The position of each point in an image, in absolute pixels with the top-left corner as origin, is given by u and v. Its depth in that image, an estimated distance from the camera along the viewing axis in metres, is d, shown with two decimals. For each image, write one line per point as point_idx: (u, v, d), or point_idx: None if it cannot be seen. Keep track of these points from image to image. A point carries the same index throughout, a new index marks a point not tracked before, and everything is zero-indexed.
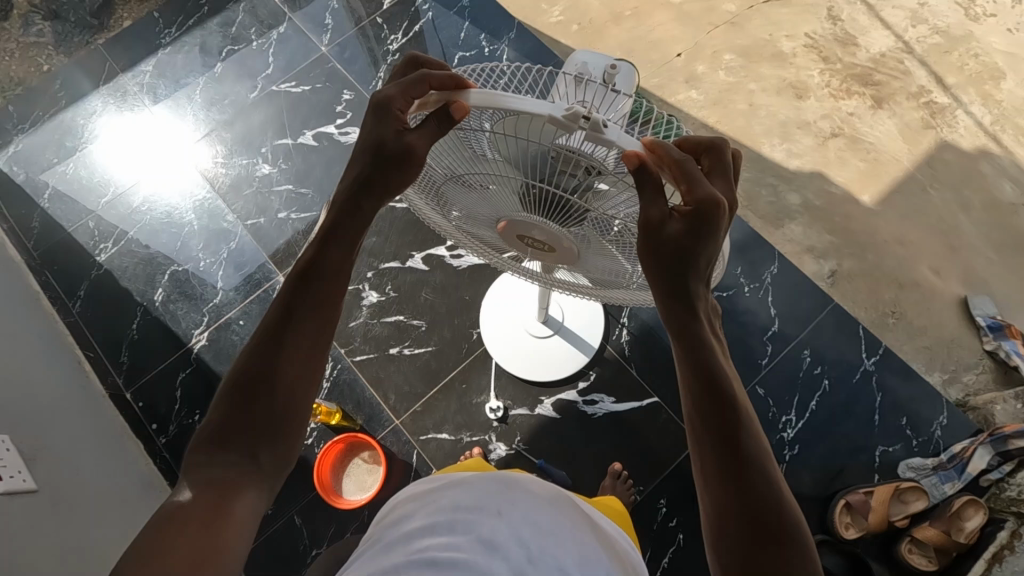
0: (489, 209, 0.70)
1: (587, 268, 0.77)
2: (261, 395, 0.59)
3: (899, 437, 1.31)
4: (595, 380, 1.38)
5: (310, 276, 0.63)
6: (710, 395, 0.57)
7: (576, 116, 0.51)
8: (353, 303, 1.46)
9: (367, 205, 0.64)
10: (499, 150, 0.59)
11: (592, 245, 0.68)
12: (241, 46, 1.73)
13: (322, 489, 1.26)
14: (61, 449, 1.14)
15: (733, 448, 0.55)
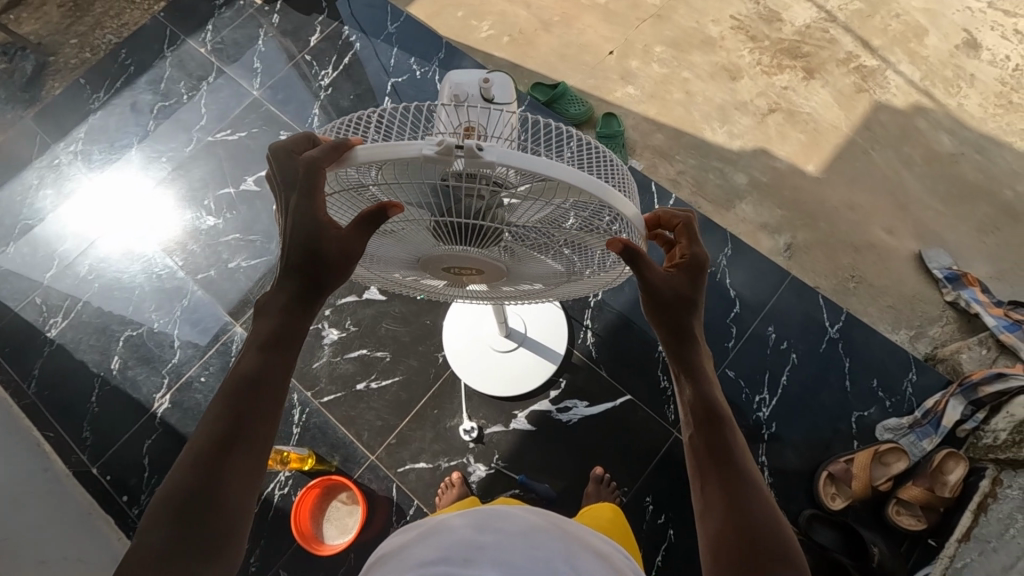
0: (402, 249, 0.66)
1: (522, 281, 0.73)
2: (202, 514, 0.52)
3: (873, 400, 1.31)
4: (566, 387, 1.36)
5: (255, 385, 0.58)
6: (710, 422, 0.66)
7: (449, 148, 0.47)
8: (315, 343, 1.44)
9: (305, 307, 0.61)
10: (394, 195, 0.55)
11: (522, 263, 0.65)
12: (172, 101, 1.72)
13: (302, 538, 1.22)
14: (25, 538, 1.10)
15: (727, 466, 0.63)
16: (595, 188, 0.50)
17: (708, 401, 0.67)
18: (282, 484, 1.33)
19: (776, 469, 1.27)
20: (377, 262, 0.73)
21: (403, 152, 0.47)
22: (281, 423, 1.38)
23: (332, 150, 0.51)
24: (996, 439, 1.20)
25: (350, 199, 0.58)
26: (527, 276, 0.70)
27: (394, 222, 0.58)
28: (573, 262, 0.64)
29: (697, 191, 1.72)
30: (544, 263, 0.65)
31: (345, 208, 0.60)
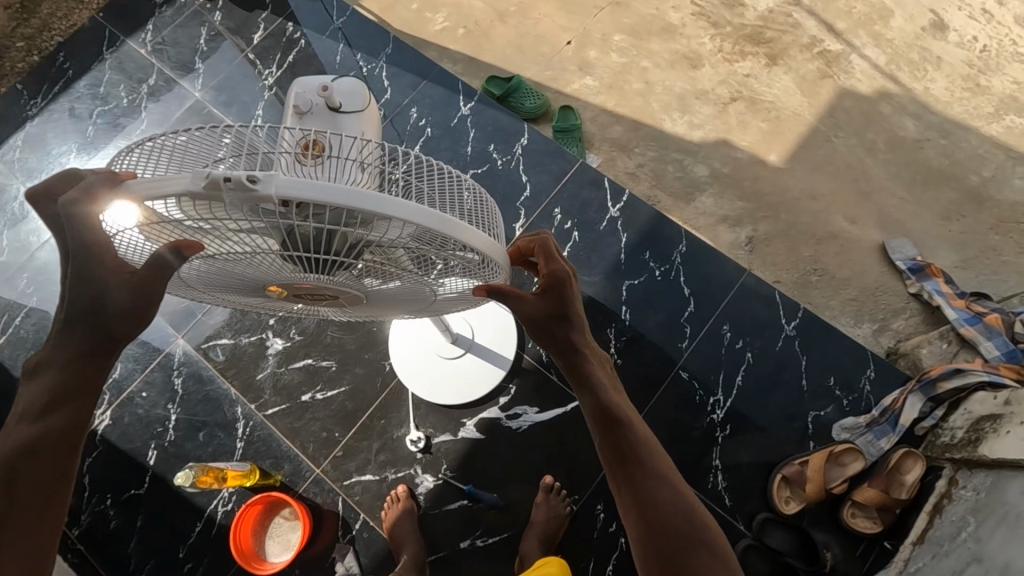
0: (250, 280, 0.60)
1: (393, 306, 0.69)
2: None
3: (830, 399, 1.27)
4: (516, 393, 1.32)
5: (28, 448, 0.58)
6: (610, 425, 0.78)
7: (220, 181, 0.42)
8: (259, 354, 1.39)
9: (92, 361, 0.60)
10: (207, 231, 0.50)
11: (378, 290, 0.61)
12: (112, 105, 1.66)
13: (242, 557, 1.19)
14: None
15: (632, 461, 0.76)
16: (417, 215, 0.46)
17: (604, 406, 0.79)
18: (225, 501, 1.29)
19: (730, 472, 1.23)
20: (238, 292, 0.68)
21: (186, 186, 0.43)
22: (226, 437, 1.34)
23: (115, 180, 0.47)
24: (954, 438, 1.16)
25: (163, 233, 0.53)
26: (392, 298, 0.65)
27: (224, 253, 0.54)
28: (432, 283, 0.60)
29: (655, 185, 1.67)
30: (402, 287, 0.61)
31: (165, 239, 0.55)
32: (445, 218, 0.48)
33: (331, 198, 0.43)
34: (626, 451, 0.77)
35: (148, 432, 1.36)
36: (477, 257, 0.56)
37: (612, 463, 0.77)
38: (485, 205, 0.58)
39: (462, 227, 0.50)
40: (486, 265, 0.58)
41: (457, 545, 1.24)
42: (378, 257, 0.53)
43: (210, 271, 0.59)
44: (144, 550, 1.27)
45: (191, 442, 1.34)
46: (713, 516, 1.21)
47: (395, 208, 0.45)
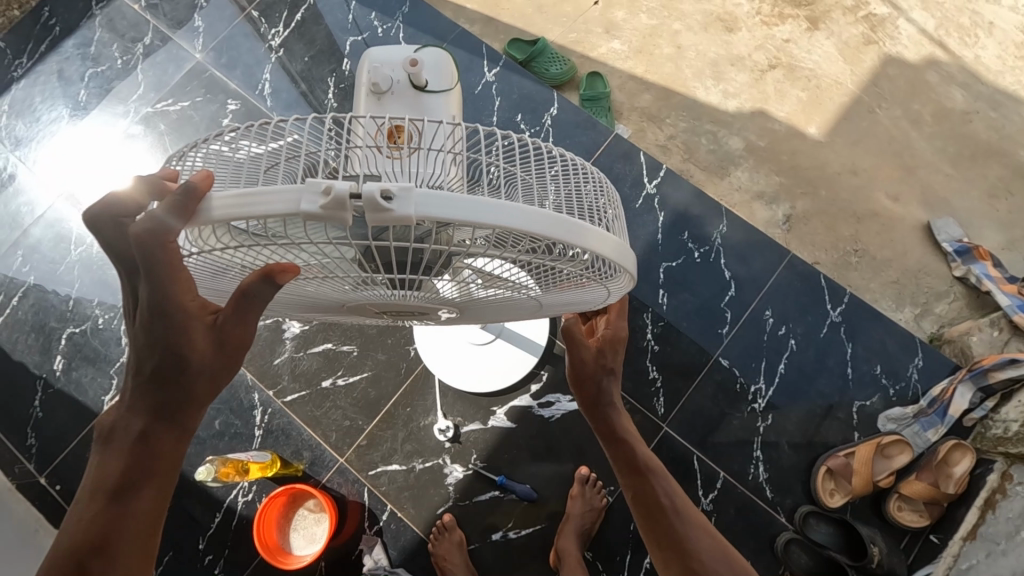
0: (329, 298, 0.55)
1: (488, 316, 0.63)
2: None
3: (875, 387, 1.22)
4: (548, 380, 1.27)
5: (112, 529, 0.59)
6: (639, 480, 0.79)
7: (344, 199, 0.37)
8: (275, 338, 1.32)
9: (167, 428, 0.61)
10: (310, 256, 0.45)
11: (480, 300, 0.54)
12: (104, 67, 1.53)
13: (267, 550, 1.14)
14: None
15: (665, 518, 0.77)
16: (550, 226, 0.40)
17: (636, 456, 0.80)
18: (245, 492, 1.24)
19: (770, 463, 1.20)
20: (304, 307, 0.62)
21: (281, 205, 0.37)
22: (243, 425, 1.28)
23: (182, 201, 0.41)
24: (1007, 431, 1.12)
25: (242, 256, 0.48)
26: (488, 310, 0.60)
27: (310, 275, 0.49)
28: (542, 290, 0.53)
29: (687, 158, 1.58)
30: (508, 297, 0.54)
31: (244, 261, 0.49)
32: (569, 221, 0.41)
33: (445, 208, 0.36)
34: (661, 504, 0.78)
35: None
36: (602, 265, 0.49)
37: (646, 518, 0.78)
38: (594, 192, 0.50)
39: (586, 230, 0.42)
40: (603, 271, 0.50)
41: (488, 538, 1.20)
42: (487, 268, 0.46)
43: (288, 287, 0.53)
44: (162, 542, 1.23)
45: (205, 431, 1.27)
46: (755, 508, 1.18)
47: (514, 216, 0.38)
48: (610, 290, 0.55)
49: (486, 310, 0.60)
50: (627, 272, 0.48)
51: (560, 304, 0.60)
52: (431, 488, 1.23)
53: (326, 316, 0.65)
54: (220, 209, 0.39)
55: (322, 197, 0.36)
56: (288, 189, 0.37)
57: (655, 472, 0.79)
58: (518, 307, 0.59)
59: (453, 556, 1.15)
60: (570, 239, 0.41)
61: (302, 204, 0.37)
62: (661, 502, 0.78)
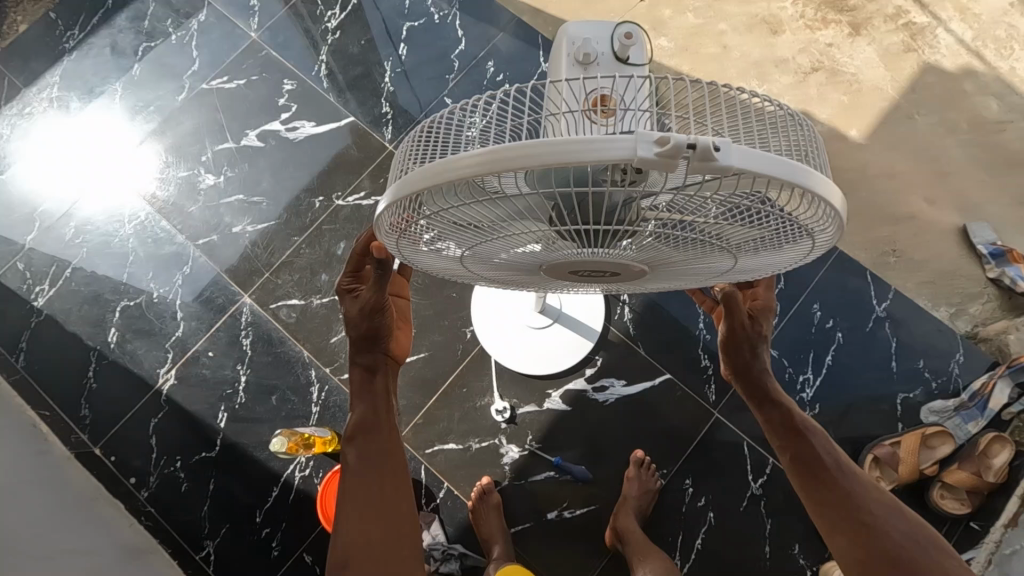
0: (523, 257, 0.55)
1: (679, 276, 0.63)
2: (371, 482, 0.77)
3: (918, 381, 1.27)
4: (602, 365, 1.29)
5: (366, 434, 0.81)
6: (792, 436, 0.83)
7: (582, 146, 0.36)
8: (332, 316, 1.34)
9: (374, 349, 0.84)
10: (515, 214, 0.46)
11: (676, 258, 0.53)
12: (158, 42, 1.53)
13: (329, 523, 1.17)
14: (24, 519, 1.00)
15: (825, 472, 0.79)
16: (781, 168, 0.38)
17: (791, 414, 0.83)
18: (302, 467, 1.25)
19: None
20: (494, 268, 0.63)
21: (534, 159, 0.36)
22: (300, 401, 1.30)
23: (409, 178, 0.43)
24: None
25: (455, 221, 0.48)
26: (673, 272, 0.59)
27: (511, 235, 0.49)
28: (738, 246, 0.51)
29: None
30: (703, 256, 0.53)
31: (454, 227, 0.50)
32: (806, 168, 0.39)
33: (703, 156, 0.36)
34: (821, 460, 0.80)
35: (217, 394, 1.31)
36: (818, 216, 0.46)
37: (804, 472, 0.80)
38: (807, 139, 0.47)
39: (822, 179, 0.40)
40: (816, 227, 0.47)
41: (543, 517, 1.23)
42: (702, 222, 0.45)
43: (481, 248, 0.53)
44: (219, 514, 1.24)
45: (263, 407, 1.30)
46: None
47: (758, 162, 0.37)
48: (813, 245, 0.52)
49: (671, 272, 0.59)
50: (842, 221, 0.45)
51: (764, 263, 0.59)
52: (487, 467, 1.26)
53: (502, 279, 0.65)
54: (460, 168, 0.39)
55: (576, 147, 0.36)
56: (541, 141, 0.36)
57: (810, 431, 0.82)
58: (706, 266, 0.58)
59: (489, 518, 1.18)
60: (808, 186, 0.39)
61: (556, 157, 0.36)
62: (816, 460, 0.80)
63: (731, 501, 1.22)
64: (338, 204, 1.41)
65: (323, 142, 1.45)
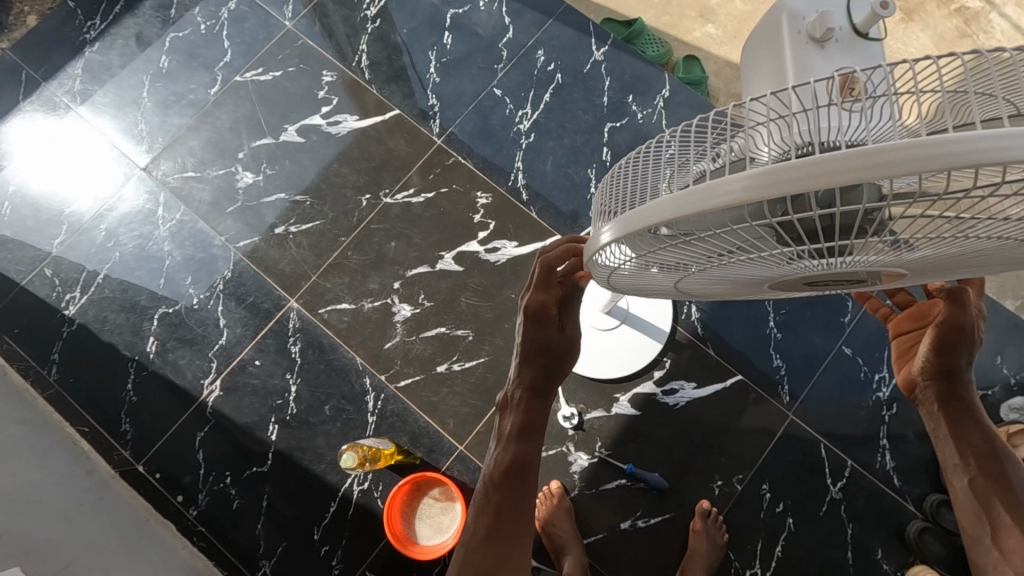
0: (739, 281, 0.49)
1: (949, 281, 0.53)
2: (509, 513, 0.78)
3: (996, 378, 1.23)
4: (671, 367, 1.24)
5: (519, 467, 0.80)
6: (983, 458, 0.82)
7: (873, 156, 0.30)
8: (385, 320, 1.27)
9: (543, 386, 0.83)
10: (747, 237, 0.41)
11: (964, 266, 0.45)
12: (186, 31, 1.44)
13: (396, 539, 1.10)
14: (81, 544, 0.93)
15: (1016, 503, 0.78)
16: None
17: (988, 438, 0.82)
18: (361, 480, 1.19)
19: (897, 452, 1.20)
20: (697, 290, 0.57)
21: (832, 176, 0.31)
22: (355, 411, 1.23)
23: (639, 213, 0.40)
24: None
25: (697, 246, 0.43)
26: (916, 282, 0.50)
27: (738, 259, 0.43)
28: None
29: None
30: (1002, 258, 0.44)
31: (692, 252, 0.45)
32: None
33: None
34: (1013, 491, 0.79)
35: (266, 404, 1.24)
36: None
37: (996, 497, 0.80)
38: None
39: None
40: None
41: (617, 526, 1.18)
42: (1021, 222, 0.37)
43: (713, 271, 0.47)
44: (275, 533, 1.18)
45: (316, 417, 1.23)
46: (884, 496, 1.18)
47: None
48: None
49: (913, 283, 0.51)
50: None
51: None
52: (556, 475, 1.21)
53: (726, 298, 0.59)
54: (728, 192, 0.34)
55: (857, 161, 0.30)
56: (843, 153, 0.30)
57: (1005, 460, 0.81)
58: (961, 273, 0.48)
59: (563, 523, 1.14)
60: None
61: (862, 170, 0.30)
62: (1016, 492, 0.79)
63: (811, 505, 1.18)
64: (386, 202, 1.34)
65: (368, 136, 1.37)
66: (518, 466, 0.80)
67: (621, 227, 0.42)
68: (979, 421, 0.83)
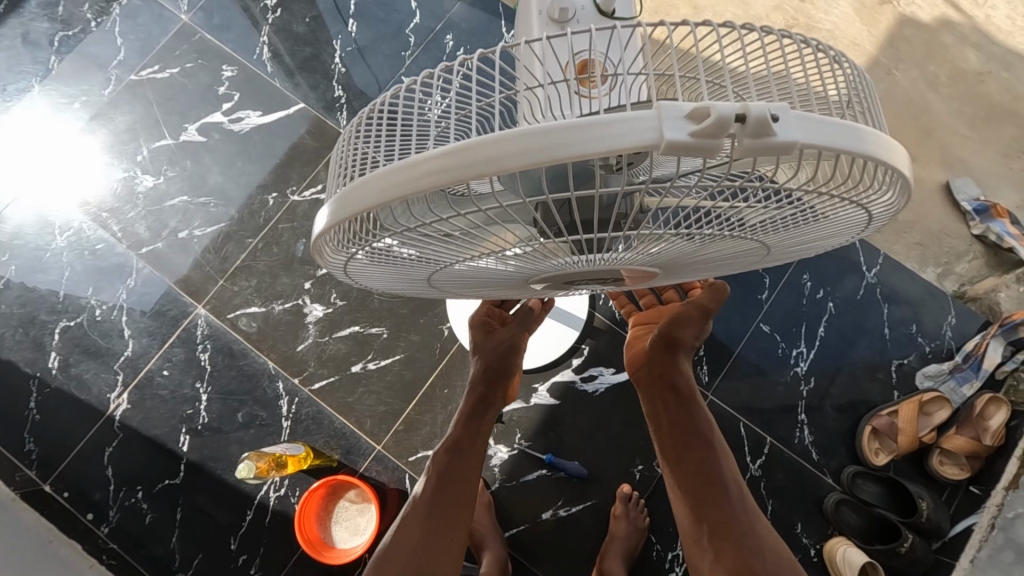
0: (505, 264, 0.48)
1: (693, 268, 0.57)
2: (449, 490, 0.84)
3: (912, 346, 1.23)
4: (590, 354, 1.22)
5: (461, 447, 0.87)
6: (698, 441, 0.83)
7: (590, 134, 0.27)
8: (297, 322, 1.24)
9: (500, 378, 0.91)
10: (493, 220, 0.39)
11: (686, 248, 0.46)
12: (76, 30, 1.37)
13: (310, 546, 1.10)
14: None
15: (714, 488, 0.81)
16: (836, 139, 0.30)
17: (698, 421, 0.84)
18: (276, 488, 1.17)
19: (815, 426, 1.21)
20: (458, 278, 0.54)
21: (509, 160, 0.28)
22: (269, 416, 1.20)
23: (359, 190, 0.34)
24: None
25: (440, 230, 0.40)
26: (681, 264, 0.54)
27: (492, 242, 0.42)
28: (765, 234, 0.45)
29: None
30: (720, 241, 0.46)
31: (414, 243, 0.42)
32: (858, 127, 0.31)
33: (714, 128, 0.27)
34: (715, 477, 0.81)
35: (177, 415, 1.21)
36: (872, 190, 0.38)
37: (689, 482, 0.82)
38: (865, 79, 0.39)
39: (876, 136, 0.32)
40: (874, 204, 0.40)
41: (538, 517, 1.18)
42: (748, 204, 0.38)
43: (476, 258, 0.45)
44: (190, 545, 1.15)
45: (230, 425, 1.20)
46: (803, 471, 1.19)
47: (792, 129, 0.29)
48: (845, 223, 0.46)
49: (679, 266, 0.54)
50: (908, 188, 0.37)
51: (794, 241, 0.51)
52: None
53: (492, 285, 0.58)
54: (412, 178, 0.31)
55: (573, 135, 0.27)
56: (516, 134, 0.28)
57: (713, 446, 0.83)
58: (716, 257, 0.52)
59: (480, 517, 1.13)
60: (861, 151, 0.31)
61: (538, 155, 0.28)
62: (716, 482, 0.81)
63: None
64: (293, 200, 1.29)
65: (273, 132, 1.33)
66: (461, 447, 0.87)
67: (342, 205, 0.36)
68: (695, 402, 0.85)
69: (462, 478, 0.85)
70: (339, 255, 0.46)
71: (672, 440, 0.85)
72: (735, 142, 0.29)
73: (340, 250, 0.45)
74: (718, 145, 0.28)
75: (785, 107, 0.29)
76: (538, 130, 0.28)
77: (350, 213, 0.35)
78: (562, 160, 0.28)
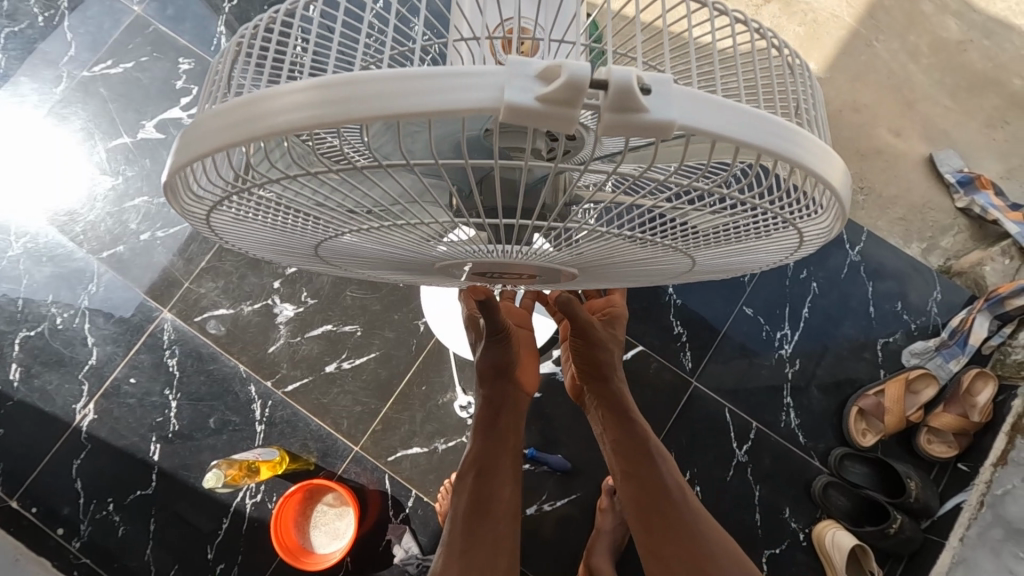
0: (404, 240, 0.44)
1: (618, 272, 0.55)
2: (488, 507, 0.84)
3: (897, 324, 1.20)
4: None
5: (484, 460, 0.86)
6: (646, 457, 0.81)
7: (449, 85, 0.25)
8: (267, 323, 1.20)
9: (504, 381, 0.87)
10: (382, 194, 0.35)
11: (613, 248, 0.44)
12: (22, 26, 1.30)
13: (288, 551, 1.07)
14: None
15: (667, 499, 0.80)
16: (761, 138, 0.28)
17: (645, 437, 0.82)
18: (252, 493, 1.14)
19: (801, 409, 1.19)
20: (344, 249, 0.50)
21: (366, 106, 0.25)
22: (242, 421, 1.17)
23: (212, 122, 0.30)
24: None
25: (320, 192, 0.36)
26: (608, 266, 0.52)
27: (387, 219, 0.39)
28: (693, 240, 0.43)
29: None
30: (649, 247, 0.43)
31: (291, 201, 0.38)
32: (780, 122, 0.28)
33: (562, 90, 0.24)
34: (671, 494, 0.80)
35: (147, 422, 1.17)
36: (801, 209, 0.37)
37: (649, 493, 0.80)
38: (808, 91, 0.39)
39: (809, 141, 0.30)
40: (805, 226, 0.39)
41: (523, 513, 1.15)
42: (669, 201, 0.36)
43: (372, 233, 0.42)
44: (166, 556, 1.12)
45: (201, 432, 1.16)
46: (790, 455, 1.17)
47: (669, 103, 0.25)
48: (774, 244, 0.45)
49: (607, 267, 0.52)
50: (837, 211, 0.36)
51: (720, 259, 0.49)
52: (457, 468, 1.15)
53: (388, 262, 0.54)
54: (268, 122, 0.27)
55: (437, 84, 0.25)
56: (375, 78, 0.25)
57: (662, 460, 0.82)
58: (647, 265, 0.51)
59: None
60: (780, 152, 0.29)
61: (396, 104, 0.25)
62: (674, 496, 0.80)
63: (716, 472, 1.17)
64: None
65: None
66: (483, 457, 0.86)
67: (194, 139, 0.31)
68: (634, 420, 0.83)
69: (494, 486, 0.85)
70: (205, 202, 0.40)
71: (622, 455, 0.83)
72: (599, 115, 0.26)
73: (201, 198, 0.40)
74: (574, 114, 0.25)
75: (666, 80, 0.26)
76: (399, 77, 0.25)
77: (200, 150, 0.31)
78: (425, 113, 0.25)
